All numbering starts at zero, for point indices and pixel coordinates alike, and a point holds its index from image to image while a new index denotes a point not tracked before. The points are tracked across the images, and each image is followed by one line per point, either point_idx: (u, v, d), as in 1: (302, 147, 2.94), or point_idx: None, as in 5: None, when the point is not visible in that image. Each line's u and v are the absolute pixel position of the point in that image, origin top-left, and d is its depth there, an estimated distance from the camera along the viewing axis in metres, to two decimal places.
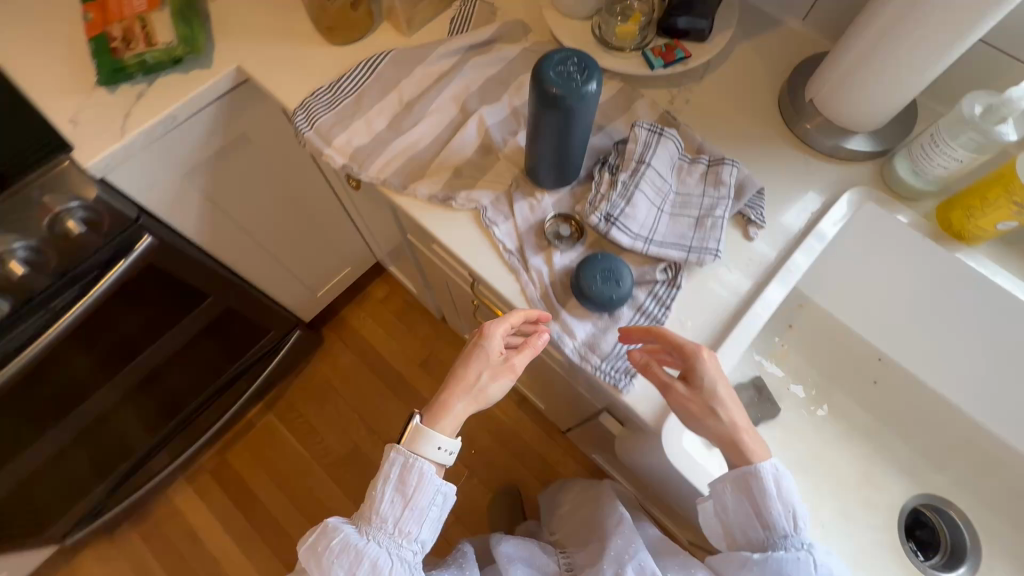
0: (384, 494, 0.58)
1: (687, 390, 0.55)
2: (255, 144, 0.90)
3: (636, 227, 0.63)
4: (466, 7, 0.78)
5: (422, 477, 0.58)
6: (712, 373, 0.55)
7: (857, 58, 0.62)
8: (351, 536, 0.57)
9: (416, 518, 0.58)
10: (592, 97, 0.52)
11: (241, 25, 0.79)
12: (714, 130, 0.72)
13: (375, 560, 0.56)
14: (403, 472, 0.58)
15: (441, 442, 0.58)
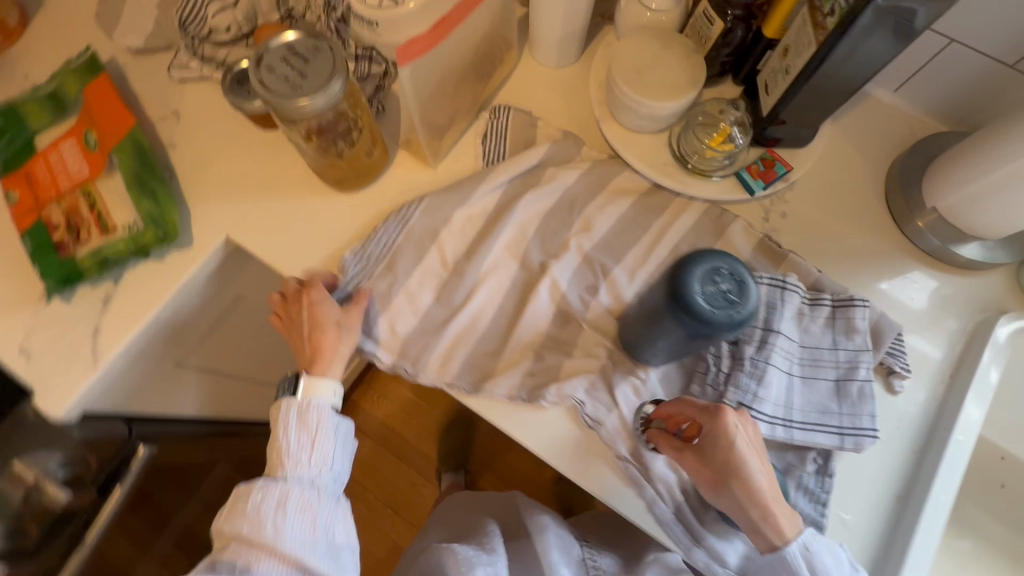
0: (286, 449, 0.51)
1: (699, 461, 0.48)
2: (252, 300, 0.74)
3: (772, 410, 0.52)
4: (501, 125, 0.63)
5: (321, 415, 0.52)
6: (739, 445, 0.46)
7: (1009, 179, 0.51)
8: (271, 481, 0.50)
9: (322, 454, 0.52)
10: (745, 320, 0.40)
11: (219, 181, 0.62)
12: (821, 253, 0.61)
13: (294, 493, 0.50)
14: (302, 417, 0.52)
15: (326, 388, 0.53)
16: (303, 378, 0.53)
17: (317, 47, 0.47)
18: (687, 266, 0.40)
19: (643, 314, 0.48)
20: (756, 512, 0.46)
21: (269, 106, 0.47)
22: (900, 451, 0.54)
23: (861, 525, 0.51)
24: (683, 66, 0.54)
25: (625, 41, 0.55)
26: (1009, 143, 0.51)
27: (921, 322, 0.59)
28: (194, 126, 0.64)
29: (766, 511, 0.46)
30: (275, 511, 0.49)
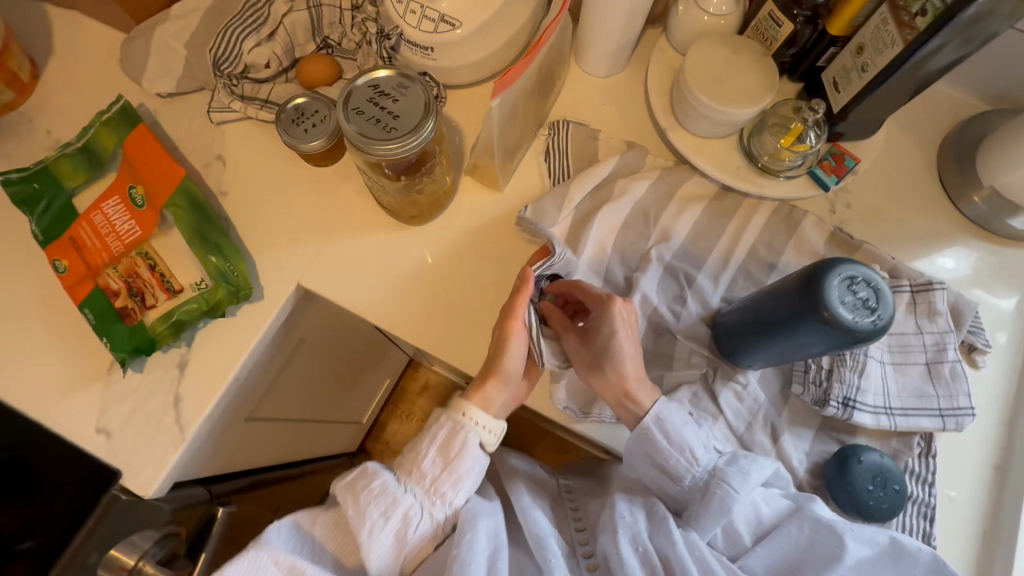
0: (425, 462, 0.51)
1: (579, 341, 0.54)
2: (312, 343, 0.71)
3: (874, 400, 0.54)
4: (564, 141, 0.62)
5: (467, 446, 0.51)
6: (608, 327, 0.51)
7: None
8: (390, 481, 0.50)
9: (454, 482, 0.51)
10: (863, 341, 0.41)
11: (278, 226, 0.60)
12: (887, 239, 0.63)
13: (409, 511, 0.49)
14: (446, 441, 0.51)
15: (480, 415, 0.52)
16: (461, 400, 0.53)
17: (405, 85, 0.46)
18: (822, 276, 0.41)
19: (757, 321, 0.49)
20: (659, 432, 0.51)
21: (356, 149, 0.45)
22: (990, 426, 0.56)
23: (965, 500, 0.54)
24: (761, 71, 0.55)
25: (698, 48, 0.57)
26: None
27: (980, 294, 0.62)
28: (241, 171, 0.61)
29: (664, 427, 0.51)
30: (380, 516, 0.49)
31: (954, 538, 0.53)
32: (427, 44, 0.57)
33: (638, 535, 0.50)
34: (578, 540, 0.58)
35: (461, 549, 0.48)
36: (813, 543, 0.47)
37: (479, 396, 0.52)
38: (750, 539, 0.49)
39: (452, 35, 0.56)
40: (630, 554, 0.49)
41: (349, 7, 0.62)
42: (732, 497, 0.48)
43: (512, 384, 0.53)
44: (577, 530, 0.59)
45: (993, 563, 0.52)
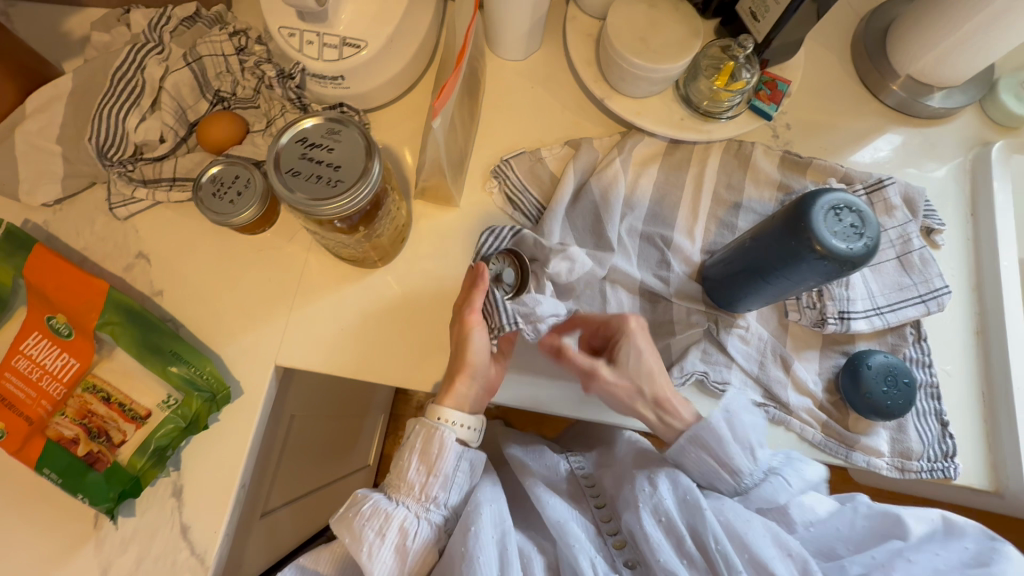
0: (411, 473, 0.50)
1: (612, 374, 0.51)
2: (304, 413, 0.66)
3: (863, 305, 0.56)
4: (503, 171, 0.59)
5: (445, 446, 0.50)
6: (646, 354, 0.51)
7: (966, 36, 0.56)
8: (381, 499, 0.49)
9: (443, 484, 0.50)
10: (853, 271, 0.42)
11: (233, 310, 0.54)
12: (830, 148, 0.65)
13: (404, 523, 0.48)
14: (425, 447, 0.50)
15: (456, 414, 0.51)
16: (432, 404, 0.51)
17: (336, 131, 0.41)
18: (807, 211, 0.42)
19: (748, 268, 0.50)
20: (724, 426, 0.51)
21: (301, 214, 0.41)
22: (963, 297, 0.60)
23: (960, 372, 0.58)
24: (680, 20, 0.54)
25: (617, 9, 0.55)
26: (956, 6, 0.56)
27: (915, 173, 0.65)
28: (172, 263, 0.55)
29: (731, 425, 0.51)
30: (378, 535, 0.47)
31: (961, 408, 0.56)
32: (334, 73, 0.52)
33: (661, 506, 0.49)
34: (600, 517, 0.55)
35: (465, 542, 0.46)
36: (871, 529, 0.47)
37: (452, 396, 0.50)
38: (801, 526, 0.49)
39: (358, 58, 0.52)
40: (654, 527, 0.48)
41: (234, 52, 0.57)
42: (789, 488, 0.49)
43: (481, 374, 0.51)
44: (597, 507, 0.57)
45: (999, 422, 0.55)
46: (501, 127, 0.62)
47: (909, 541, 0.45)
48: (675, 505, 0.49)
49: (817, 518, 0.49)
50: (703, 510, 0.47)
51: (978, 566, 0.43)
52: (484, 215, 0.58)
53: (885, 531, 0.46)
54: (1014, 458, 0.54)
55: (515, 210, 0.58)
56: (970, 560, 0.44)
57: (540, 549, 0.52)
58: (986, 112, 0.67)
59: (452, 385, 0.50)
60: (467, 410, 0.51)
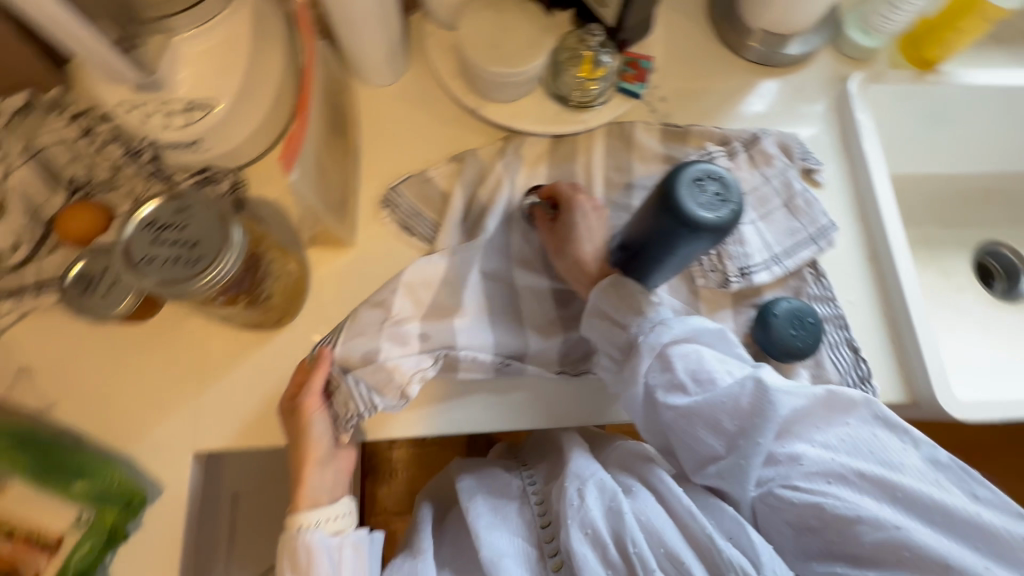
0: None
1: (552, 228, 0.56)
2: (249, 486, 0.63)
3: (761, 256, 0.59)
4: (395, 201, 0.58)
5: (314, 551, 0.48)
6: (580, 227, 0.54)
7: None
8: None
9: None
10: (727, 237, 0.44)
11: (135, 405, 0.51)
12: (706, 111, 0.67)
13: None
14: (298, 560, 0.47)
15: (317, 514, 0.49)
16: (291, 515, 0.50)
17: (186, 206, 0.39)
18: (672, 189, 0.43)
19: (641, 251, 0.50)
20: (614, 284, 0.51)
21: (171, 299, 0.39)
22: (851, 227, 0.64)
23: (861, 298, 0.61)
24: (528, 19, 0.54)
25: (465, 19, 0.54)
26: None
27: (788, 119, 0.68)
28: (58, 370, 0.52)
29: (620, 285, 0.51)
30: None
31: (868, 332, 0.60)
32: (189, 138, 0.50)
33: (588, 519, 0.49)
34: (543, 537, 0.55)
35: None
36: (752, 403, 0.46)
37: (304, 499, 0.50)
38: (691, 385, 0.48)
39: (209, 119, 0.49)
40: (582, 542, 0.49)
41: (78, 135, 0.52)
42: (668, 335, 0.49)
43: (331, 460, 0.51)
44: (541, 527, 0.56)
45: (903, 338, 0.59)
46: (384, 155, 0.61)
47: (783, 410, 0.46)
48: (602, 515, 0.50)
49: (704, 367, 0.48)
50: (626, 516, 0.48)
51: (864, 450, 0.45)
52: (382, 248, 0.57)
53: (764, 405, 0.46)
54: (920, 369, 0.57)
55: (412, 235, 0.58)
56: (855, 438, 0.46)
57: None
58: (839, 50, 0.71)
59: (303, 477, 0.50)
60: (326, 503, 0.51)
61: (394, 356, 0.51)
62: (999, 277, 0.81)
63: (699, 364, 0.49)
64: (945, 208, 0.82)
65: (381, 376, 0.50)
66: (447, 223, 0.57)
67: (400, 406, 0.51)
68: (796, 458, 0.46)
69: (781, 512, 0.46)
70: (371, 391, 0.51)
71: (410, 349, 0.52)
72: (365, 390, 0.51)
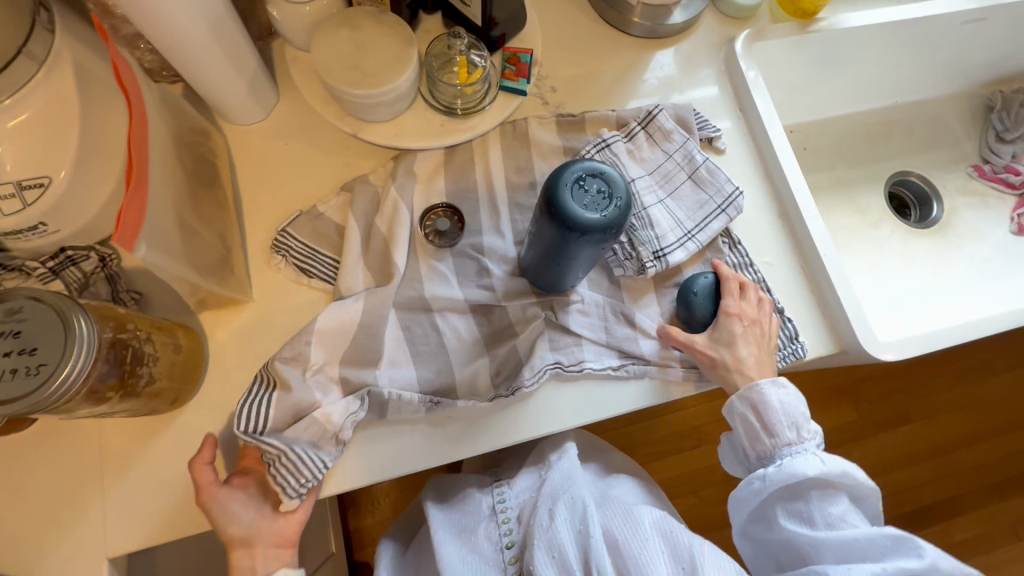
0: None
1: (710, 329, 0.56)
2: (196, 568, 0.59)
3: (675, 235, 0.58)
4: (288, 245, 0.54)
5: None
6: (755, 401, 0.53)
7: None
8: None
9: None
10: (619, 233, 0.43)
11: (34, 521, 0.46)
12: (601, 94, 0.66)
13: None
14: None
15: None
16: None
17: (16, 309, 0.35)
18: (555, 195, 0.41)
19: (545, 256, 0.49)
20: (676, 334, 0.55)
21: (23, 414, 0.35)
22: (760, 188, 0.64)
23: (779, 257, 0.61)
24: (388, 33, 0.51)
25: (320, 42, 0.51)
26: None
27: (683, 88, 0.67)
28: None
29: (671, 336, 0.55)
30: None
31: (791, 291, 0.60)
32: (29, 222, 0.45)
33: (555, 541, 0.50)
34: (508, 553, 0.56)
35: None
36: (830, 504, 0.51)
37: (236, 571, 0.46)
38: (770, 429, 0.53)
39: (47, 198, 0.44)
40: (549, 564, 0.49)
41: None
42: (773, 396, 0.53)
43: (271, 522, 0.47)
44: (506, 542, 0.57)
45: (823, 290, 0.59)
46: (269, 196, 0.57)
47: (887, 531, 0.48)
48: (571, 537, 0.50)
49: (777, 424, 0.53)
50: (593, 537, 0.49)
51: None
52: (284, 298, 0.54)
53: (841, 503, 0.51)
54: (843, 319, 0.58)
55: (310, 278, 0.54)
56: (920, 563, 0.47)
57: None
58: (721, 11, 0.70)
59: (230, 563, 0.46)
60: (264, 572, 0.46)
61: (323, 403, 0.48)
62: (913, 207, 0.85)
63: (774, 422, 0.53)
64: (853, 148, 0.84)
65: (315, 428, 0.48)
66: (347, 259, 0.53)
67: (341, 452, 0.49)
68: (837, 529, 0.50)
69: (825, 551, 0.49)
70: (309, 450, 0.47)
71: (333, 395, 0.49)
72: (306, 454, 0.47)
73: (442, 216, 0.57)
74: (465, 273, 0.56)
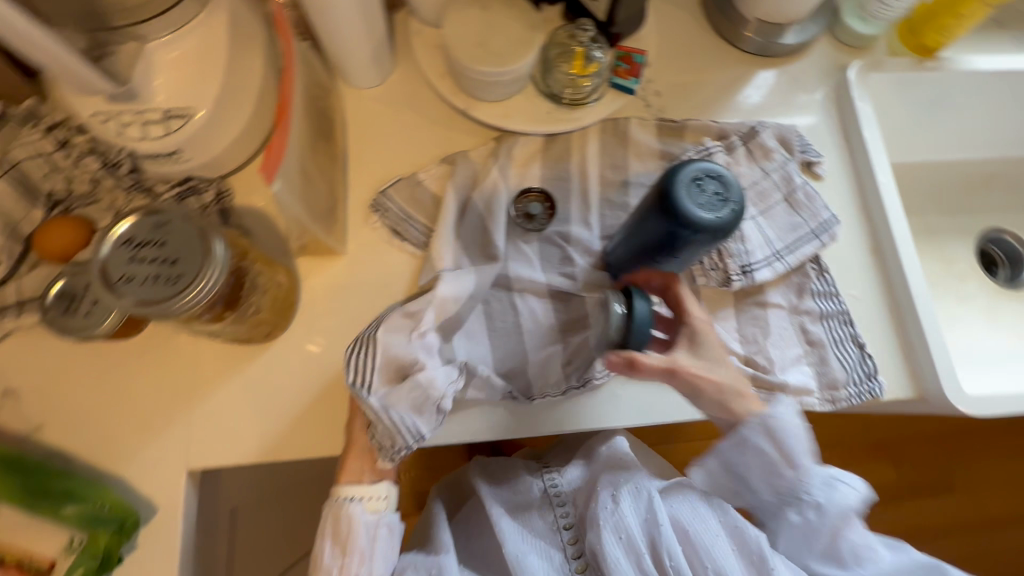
0: (325, 558, 0.47)
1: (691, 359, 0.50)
2: (247, 499, 0.62)
3: (763, 253, 0.57)
4: (386, 206, 0.56)
5: (355, 522, 0.47)
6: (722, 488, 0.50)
7: None
8: None
9: (360, 561, 0.47)
10: (726, 237, 0.43)
11: (126, 424, 0.50)
12: (704, 105, 0.65)
13: None
14: (336, 530, 0.47)
15: (359, 488, 0.48)
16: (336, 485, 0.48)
17: (164, 222, 0.38)
18: (671, 190, 0.41)
19: (639, 252, 0.49)
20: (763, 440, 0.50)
21: (152, 320, 0.38)
22: (855, 219, 0.62)
23: (866, 292, 0.60)
24: (515, 16, 0.53)
25: (451, 17, 0.53)
26: None
27: (787, 110, 0.66)
28: (44, 389, 0.50)
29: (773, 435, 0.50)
30: None
31: (875, 329, 0.58)
32: (168, 148, 0.48)
33: (622, 524, 0.53)
34: (568, 540, 0.57)
35: None
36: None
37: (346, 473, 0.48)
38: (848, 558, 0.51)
39: (188, 127, 0.48)
40: (616, 546, 0.53)
41: (54, 147, 0.51)
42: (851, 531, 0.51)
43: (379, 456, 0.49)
44: (565, 528, 0.58)
45: (909, 332, 0.58)
46: (373, 158, 0.59)
47: None
48: (636, 522, 0.54)
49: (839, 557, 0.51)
50: (661, 525, 0.53)
51: None
52: (374, 255, 0.56)
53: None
54: (927, 364, 0.56)
55: (401, 241, 0.56)
56: None
57: None
58: (837, 38, 0.69)
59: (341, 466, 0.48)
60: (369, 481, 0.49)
61: (427, 368, 0.47)
62: (1003, 265, 0.79)
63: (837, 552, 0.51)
64: (949, 196, 0.81)
65: (415, 394, 0.46)
66: (440, 228, 0.55)
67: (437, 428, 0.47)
68: None
69: None
70: (408, 416, 0.46)
71: (436, 361, 0.49)
72: (404, 419, 0.46)
73: (535, 201, 0.58)
74: (549, 258, 0.57)
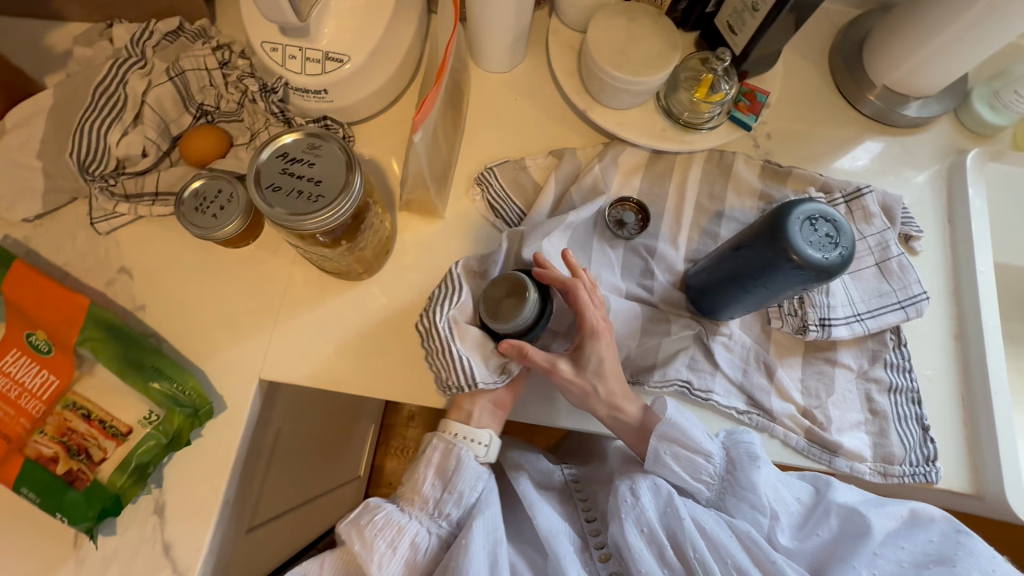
0: (425, 487, 0.50)
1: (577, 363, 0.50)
2: (291, 425, 0.65)
3: (844, 312, 0.57)
4: (489, 183, 0.59)
5: (463, 463, 0.50)
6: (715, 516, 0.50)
7: (942, 48, 0.58)
8: (393, 511, 0.49)
9: (456, 499, 0.50)
10: (826, 281, 0.44)
11: (217, 324, 0.54)
12: (811, 156, 0.66)
13: (415, 537, 0.48)
14: (440, 462, 0.51)
15: (467, 430, 0.52)
16: (448, 420, 0.53)
17: (317, 145, 0.42)
18: (784, 222, 0.42)
19: (728, 277, 0.50)
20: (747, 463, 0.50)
21: (284, 229, 0.41)
22: (943, 301, 0.61)
23: (940, 374, 0.59)
24: (656, 35, 0.55)
25: (597, 24, 0.56)
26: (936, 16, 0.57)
27: (894, 179, 0.66)
28: (153, 275, 0.55)
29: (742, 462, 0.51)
30: (388, 548, 0.47)
31: (943, 414, 0.57)
32: (317, 86, 0.52)
33: (644, 517, 0.50)
34: (589, 531, 0.57)
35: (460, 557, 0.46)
36: None
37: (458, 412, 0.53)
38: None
39: (341, 71, 0.52)
40: (638, 538, 0.50)
41: (217, 65, 0.57)
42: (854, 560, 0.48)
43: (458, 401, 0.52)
44: (587, 520, 0.58)
45: (979, 426, 0.56)
46: (486, 138, 0.62)
47: None
48: (656, 516, 0.51)
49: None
50: (683, 519, 0.49)
51: None
52: (468, 226, 0.59)
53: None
54: (992, 462, 0.54)
55: (496, 218, 0.59)
56: None
57: (531, 562, 0.54)
58: (961, 121, 0.68)
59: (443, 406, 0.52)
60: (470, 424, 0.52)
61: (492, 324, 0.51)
62: None
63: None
64: None
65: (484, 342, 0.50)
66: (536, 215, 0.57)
67: (494, 384, 0.51)
68: None
69: None
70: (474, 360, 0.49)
71: None
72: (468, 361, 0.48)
73: (629, 210, 0.60)
74: (630, 265, 0.59)
